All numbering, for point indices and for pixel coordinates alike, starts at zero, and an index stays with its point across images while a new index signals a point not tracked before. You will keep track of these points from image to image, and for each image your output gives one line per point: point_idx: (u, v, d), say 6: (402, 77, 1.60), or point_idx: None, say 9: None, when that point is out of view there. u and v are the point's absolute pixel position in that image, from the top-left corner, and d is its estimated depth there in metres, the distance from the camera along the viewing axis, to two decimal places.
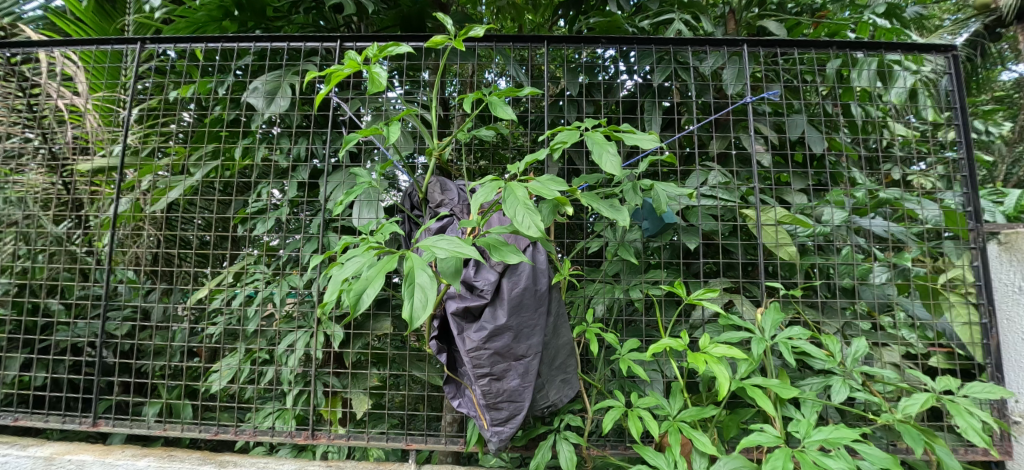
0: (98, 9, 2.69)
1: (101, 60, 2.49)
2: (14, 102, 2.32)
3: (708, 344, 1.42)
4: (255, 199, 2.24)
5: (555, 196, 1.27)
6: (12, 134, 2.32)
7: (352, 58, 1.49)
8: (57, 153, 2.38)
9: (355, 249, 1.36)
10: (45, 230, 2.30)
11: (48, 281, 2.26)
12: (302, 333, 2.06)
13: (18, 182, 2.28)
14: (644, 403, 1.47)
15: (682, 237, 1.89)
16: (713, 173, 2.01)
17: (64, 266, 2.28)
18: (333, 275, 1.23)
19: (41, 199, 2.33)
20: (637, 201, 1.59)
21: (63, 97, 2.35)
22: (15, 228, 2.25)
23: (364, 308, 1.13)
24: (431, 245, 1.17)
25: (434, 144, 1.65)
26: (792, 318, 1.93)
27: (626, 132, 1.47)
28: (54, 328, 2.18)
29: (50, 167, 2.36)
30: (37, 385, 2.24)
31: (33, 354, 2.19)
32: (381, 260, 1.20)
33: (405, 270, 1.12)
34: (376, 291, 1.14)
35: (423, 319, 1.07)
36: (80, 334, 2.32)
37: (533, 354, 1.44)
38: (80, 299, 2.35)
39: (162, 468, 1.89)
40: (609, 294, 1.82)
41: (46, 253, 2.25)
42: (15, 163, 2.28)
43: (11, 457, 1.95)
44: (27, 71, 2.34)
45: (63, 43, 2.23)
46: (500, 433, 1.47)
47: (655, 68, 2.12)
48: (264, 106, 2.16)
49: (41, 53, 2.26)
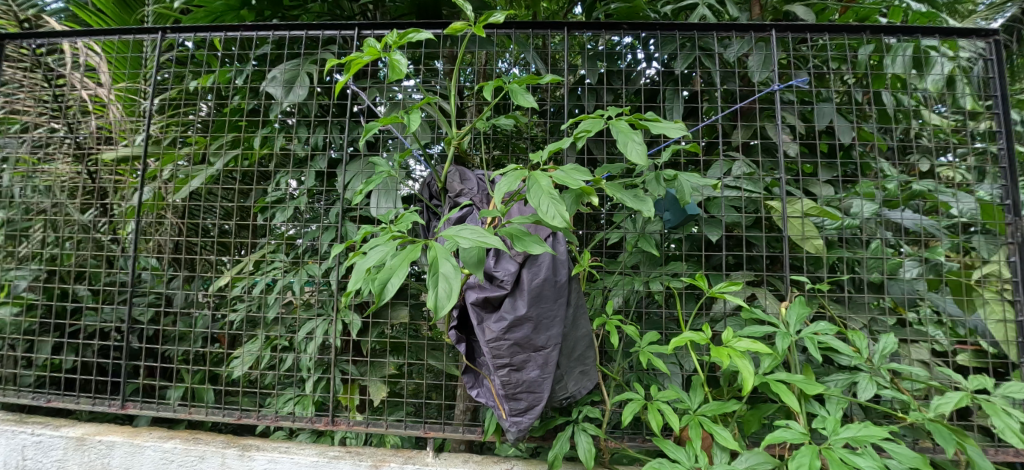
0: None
1: (123, 50, 2.53)
2: (39, 93, 2.38)
3: (731, 338, 1.39)
4: (273, 188, 2.28)
5: (579, 186, 1.23)
6: (39, 125, 2.38)
7: (371, 45, 1.48)
8: (81, 143, 2.44)
9: (378, 239, 1.35)
10: (72, 218, 2.37)
11: (76, 268, 2.34)
12: (320, 321, 2.12)
13: (46, 171, 2.35)
14: (664, 396, 1.44)
15: (703, 229, 1.83)
16: (737, 163, 1.95)
17: (91, 254, 2.36)
18: (356, 264, 1.22)
19: (68, 188, 2.39)
20: (660, 192, 1.54)
21: (86, 87, 2.40)
22: (44, 216, 2.33)
23: (389, 297, 1.13)
24: (454, 235, 1.15)
25: (453, 133, 1.64)
26: (817, 312, 1.88)
27: (655, 121, 1.42)
28: (84, 313, 2.26)
29: (75, 156, 2.42)
30: (67, 368, 2.32)
31: (64, 339, 2.27)
32: (404, 249, 1.19)
33: (429, 259, 1.11)
34: (400, 280, 1.14)
35: (448, 308, 1.06)
36: (107, 320, 2.39)
37: (554, 346, 1.40)
38: (106, 285, 2.41)
39: (187, 451, 1.93)
40: (628, 285, 1.79)
41: (74, 240, 2.33)
42: (43, 152, 2.36)
43: (46, 437, 2.02)
44: (52, 62, 2.38)
45: (85, 33, 2.28)
46: (518, 424, 1.43)
47: (678, 55, 2.09)
48: (283, 95, 2.20)
49: (66, 44, 2.30)
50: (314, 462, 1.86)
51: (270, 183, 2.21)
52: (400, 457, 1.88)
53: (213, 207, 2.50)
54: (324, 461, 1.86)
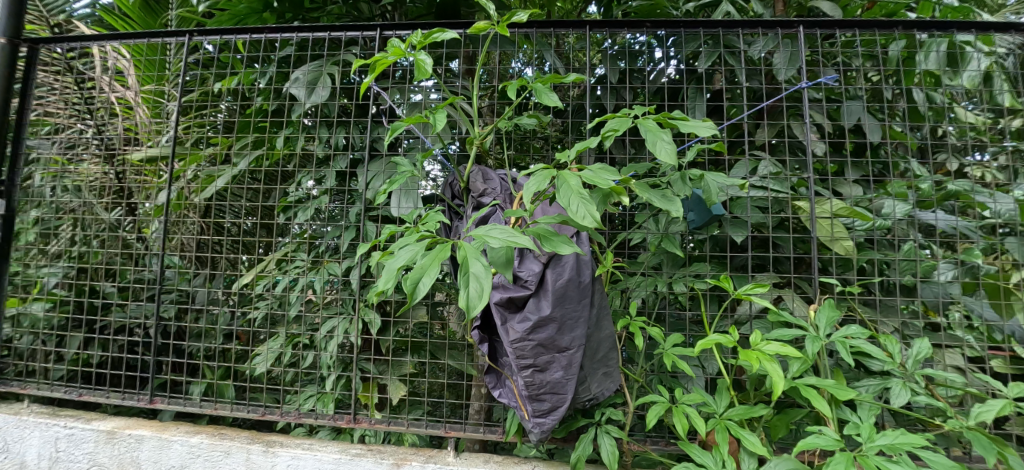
0: (144, 5, 2.82)
1: (149, 53, 2.61)
2: (69, 96, 2.45)
3: (760, 341, 1.36)
4: (295, 188, 2.31)
5: (609, 185, 1.22)
6: (68, 126, 2.45)
7: (396, 45, 1.48)
8: (108, 144, 2.50)
9: (406, 238, 1.35)
10: (99, 217, 2.43)
11: (103, 265, 2.40)
12: (341, 320, 2.14)
13: (75, 172, 2.41)
14: (689, 399, 1.42)
15: (728, 230, 1.80)
16: (763, 163, 1.91)
17: (117, 252, 2.42)
18: (386, 263, 1.22)
19: (96, 187, 2.46)
20: (687, 192, 1.52)
21: (114, 90, 2.47)
22: (72, 215, 2.40)
23: (422, 296, 1.13)
24: (484, 235, 1.15)
25: (475, 133, 1.65)
26: (846, 316, 1.83)
27: (683, 119, 1.39)
28: (111, 310, 2.32)
29: (103, 157, 2.49)
30: (95, 363, 2.38)
31: (92, 334, 2.33)
32: (434, 248, 1.19)
33: (459, 259, 1.11)
34: (431, 280, 1.14)
35: (481, 308, 1.06)
36: (133, 316, 2.45)
37: (578, 346, 1.39)
38: (132, 283, 2.47)
39: (213, 446, 1.97)
40: (650, 286, 1.77)
41: (101, 238, 2.39)
42: (72, 153, 2.43)
43: (78, 430, 2.08)
44: (81, 66, 2.45)
45: (113, 37, 2.33)
46: (542, 425, 1.43)
47: (702, 53, 2.06)
48: (305, 96, 2.22)
49: (94, 47, 2.37)
50: (337, 459, 1.87)
51: (292, 184, 2.24)
52: (420, 456, 1.88)
53: (235, 206, 2.54)
54: (346, 458, 1.87)
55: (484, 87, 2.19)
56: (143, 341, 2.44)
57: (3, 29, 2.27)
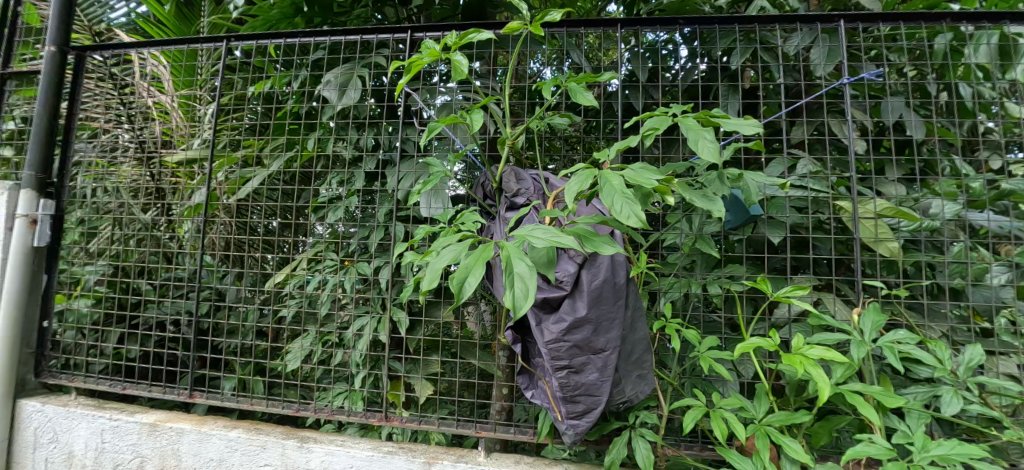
0: (179, 14, 2.94)
1: (182, 59, 2.69)
2: (109, 101, 2.54)
3: (802, 345, 1.32)
4: (325, 188, 2.35)
5: (652, 185, 1.21)
6: (108, 130, 2.54)
7: (432, 46, 1.50)
8: (144, 146, 2.59)
9: (448, 237, 1.36)
10: (135, 217, 2.52)
11: (138, 264, 2.49)
12: (370, 319, 2.17)
13: (114, 173, 2.51)
14: (728, 404, 1.39)
15: (766, 230, 1.76)
16: (802, 162, 1.86)
17: (153, 250, 2.50)
18: (429, 263, 1.23)
19: (132, 188, 2.54)
20: (727, 192, 1.49)
21: (150, 95, 2.56)
22: (111, 215, 2.50)
23: (468, 296, 1.13)
24: (527, 235, 1.15)
25: (507, 133, 1.65)
26: (890, 320, 1.76)
27: (724, 118, 1.38)
28: (147, 306, 2.40)
29: (139, 159, 2.57)
30: (132, 357, 2.47)
31: (128, 330, 2.42)
32: (476, 249, 1.20)
33: (503, 259, 1.11)
34: (477, 280, 1.14)
35: (526, 308, 1.07)
36: (166, 313, 2.53)
37: (613, 348, 1.37)
38: (166, 281, 2.55)
39: (250, 440, 2.02)
40: (684, 288, 1.73)
41: (136, 238, 2.48)
42: (111, 156, 2.52)
43: (122, 422, 2.16)
44: (119, 72, 2.55)
45: (151, 43, 2.43)
46: (576, 427, 1.42)
47: (736, 49, 2.01)
48: (337, 98, 2.26)
49: (133, 54, 2.47)
50: (369, 456, 1.90)
51: (323, 184, 2.28)
52: (451, 455, 1.89)
53: (259, 206, 2.58)
54: (378, 456, 1.90)
55: (511, 87, 2.19)
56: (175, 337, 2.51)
57: (52, 38, 2.37)
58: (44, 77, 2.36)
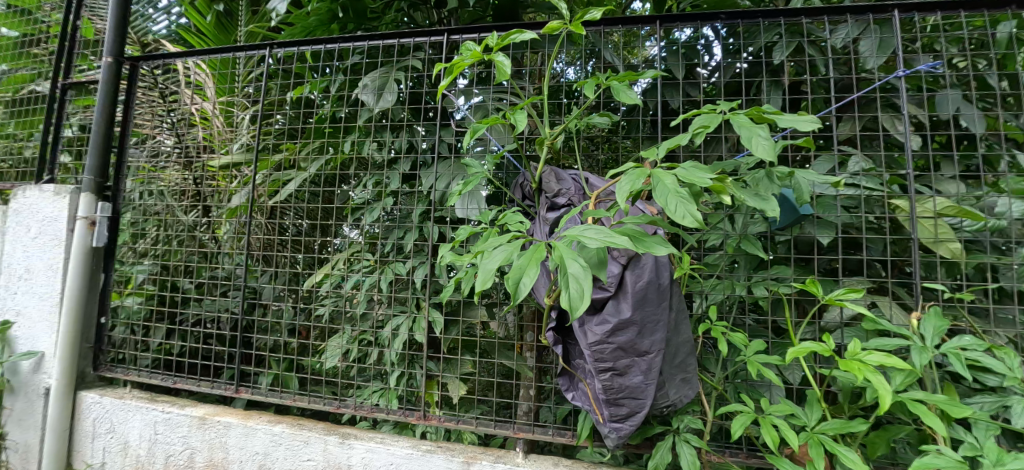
0: (218, 24, 3.07)
1: (222, 68, 2.83)
2: (156, 109, 2.66)
3: (859, 351, 1.26)
4: (361, 191, 2.39)
5: (707, 184, 1.18)
6: (155, 137, 2.68)
7: (475, 48, 1.52)
8: (187, 152, 2.71)
9: (498, 237, 1.35)
10: (178, 219, 2.61)
11: (182, 262, 2.60)
12: (405, 318, 2.20)
13: (159, 177, 2.63)
14: (778, 410, 1.34)
15: (815, 231, 1.69)
16: (854, 159, 1.78)
17: (193, 250, 2.59)
18: (480, 264, 1.22)
19: (175, 191, 2.65)
20: (777, 191, 1.44)
21: (194, 103, 2.69)
22: (156, 217, 2.62)
23: (524, 296, 1.12)
24: (579, 235, 1.14)
25: (547, 133, 1.66)
26: (950, 325, 1.67)
27: (777, 114, 1.34)
28: (190, 305, 2.50)
29: (183, 164, 2.70)
30: (177, 352, 2.57)
31: (174, 326, 2.52)
32: (528, 249, 1.19)
33: (557, 260, 1.10)
34: (532, 280, 1.13)
35: (584, 309, 1.05)
36: (209, 310, 2.61)
37: (658, 351, 1.35)
38: (206, 280, 2.62)
39: (293, 435, 2.07)
40: (728, 290, 1.69)
41: (178, 238, 2.59)
42: (158, 161, 2.66)
43: (174, 415, 2.25)
44: (165, 82, 2.68)
45: (189, 53, 2.53)
46: (619, 430, 1.41)
47: (780, 43, 1.94)
48: (374, 102, 2.29)
49: (178, 64, 2.59)
50: (409, 454, 1.92)
51: (358, 187, 2.33)
52: (489, 455, 1.90)
53: (295, 208, 2.64)
54: (417, 454, 1.92)
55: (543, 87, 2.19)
56: (216, 333, 2.60)
57: (110, 49, 2.50)
58: (102, 86, 2.48)
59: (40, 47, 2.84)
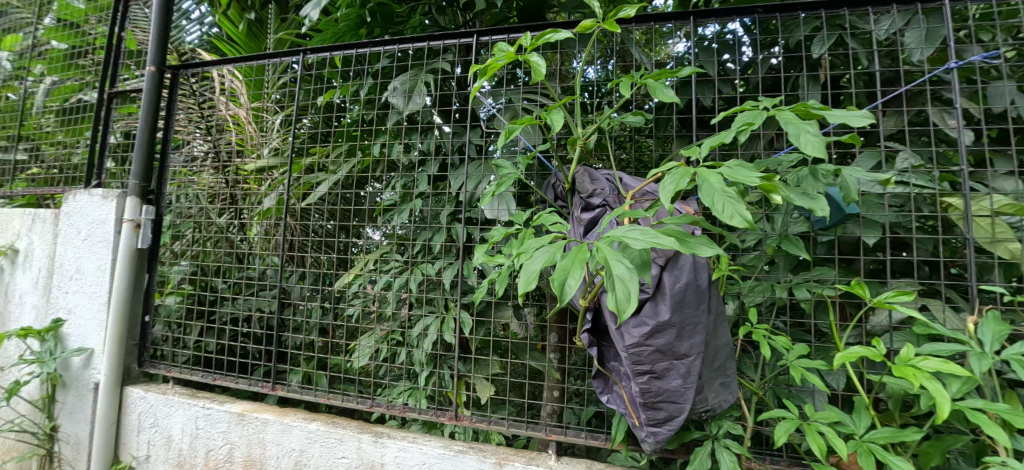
0: (250, 32, 3.17)
1: (253, 74, 2.90)
2: (192, 115, 2.75)
3: (913, 356, 1.21)
4: (389, 193, 2.41)
5: (756, 183, 1.15)
6: (190, 142, 2.75)
7: (509, 49, 1.53)
8: (218, 156, 2.74)
9: (541, 238, 1.34)
10: (212, 221, 2.69)
11: (216, 263, 2.66)
12: (434, 319, 2.21)
13: (195, 181, 2.71)
14: (824, 418, 1.29)
15: (860, 231, 1.63)
16: (902, 155, 1.70)
17: (225, 252, 2.66)
18: (523, 266, 1.22)
19: (210, 194, 2.72)
20: (823, 189, 1.39)
21: (227, 108, 2.75)
22: (192, 220, 2.69)
23: (570, 298, 1.11)
24: (623, 236, 1.12)
25: (580, 132, 1.66)
26: (1007, 330, 1.58)
27: (826, 110, 1.31)
28: (223, 303, 2.57)
29: (216, 168, 2.75)
30: (212, 350, 2.64)
31: (209, 324, 2.59)
32: (571, 250, 1.18)
33: (602, 261, 1.08)
34: (578, 282, 1.12)
35: (632, 310, 1.04)
36: (241, 309, 2.65)
37: (697, 354, 1.32)
38: (238, 280, 2.66)
39: (328, 433, 2.11)
40: (767, 292, 1.64)
41: (211, 239, 2.64)
42: (194, 166, 2.74)
43: (214, 411, 2.32)
44: (200, 89, 2.76)
45: (224, 61, 2.61)
46: (657, 434, 1.38)
47: (821, 36, 1.86)
48: (404, 104, 2.32)
49: (212, 71, 2.68)
50: (441, 454, 1.93)
51: (386, 189, 2.35)
52: (522, 457, 1.89)
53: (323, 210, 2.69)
54: (450, 454, 1.93)
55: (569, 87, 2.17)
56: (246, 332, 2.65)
57: (153, 58, 2.60)
58: (146, 95, 2.59)
59: (86, 59, 2.98)
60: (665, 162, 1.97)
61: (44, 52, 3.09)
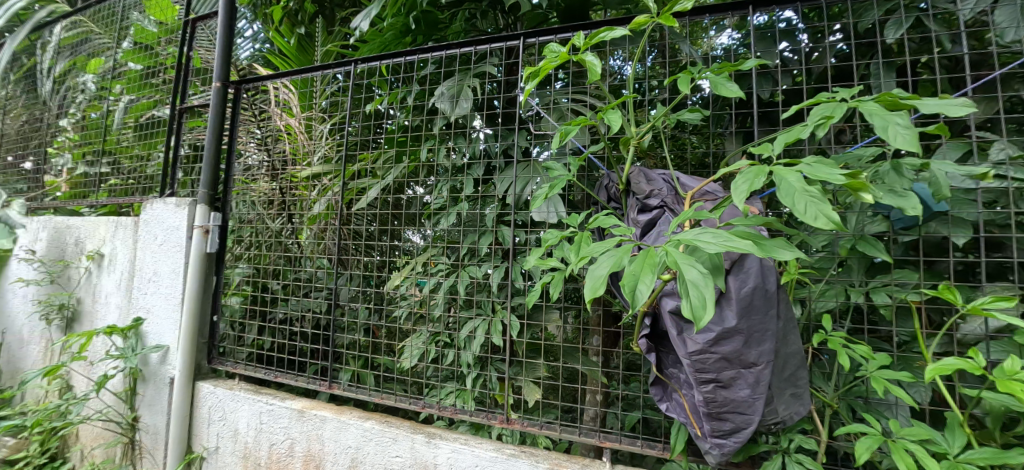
0: (300, 46, 3.29)
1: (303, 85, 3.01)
2: (250, 127, 2.89)
3: (1019, 368, 1.09)
4: (436, 197, 2.44)
5: (839, 180, 1.08)
6: (248, 151, 2.90)
7: (563, 48, 1.51)
8: (274, 165, 2.87)
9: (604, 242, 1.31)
10: (268, 226, 2.81)
11: (274, 265, 2.78)
12: (481, 321, 2.22)
13: (253, 189, 2.86)
14: (912, 434, 1.19)
15: (949, 230, 1.49)
16: (994, 146, 1.54)
17: (279, 255, 2.76)
18: (588, 273, 1.19)
19: (266, 201, 2.84)
20: (909, 184, 1.28)
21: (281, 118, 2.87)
22: (251, 225, 2.82)
23: (641, 305, 1.08)
24: (694, 240, 1.09)
25: (632, 132, 1.61)
26: None
27: (915, 99, 1.22)
28: (279, 304, 2.69)
29: (272, 175, 2.87)
30: (270, 348, 2.75)
31: (268, 324, 2.71)
32: (638, 255, 1.15)
33: (675, 266, 1.05)
34: (649, 287, 1.08)
35: (710, 317, 1.02)
36: (296, 309, 2.77)
37: (767, 363, 1.25)
38: (293, 282, 2.76)
39: (382, 432, 2.16)
40: (840, 297, 1.53)
41: (267, 243, 2.78)
42: (252, 174, 2.88)
43: (276, 407, 2.43)
44: (258, 101, 2.90)
45: (278, 74, 2.73)
46: (723, 446, 1.32)
47: (897, 19, 1.71)
48: (450, 109, 2.33)
49: (269, 84, 2.80)
50: (493, 457, 1.93)
51: (434, 193, 2.38)
52: (575, 463, 1.86)
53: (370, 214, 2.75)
54: (502, 457, 1.92)
55: (615, 86, 2.12)
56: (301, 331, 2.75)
57: (219, 74, 2.76)
58: (212, 108, 2.74)
59: (159, 77, 3.20)
60: (719, 159, 1.88)
61: (122, 73, 3.35)
